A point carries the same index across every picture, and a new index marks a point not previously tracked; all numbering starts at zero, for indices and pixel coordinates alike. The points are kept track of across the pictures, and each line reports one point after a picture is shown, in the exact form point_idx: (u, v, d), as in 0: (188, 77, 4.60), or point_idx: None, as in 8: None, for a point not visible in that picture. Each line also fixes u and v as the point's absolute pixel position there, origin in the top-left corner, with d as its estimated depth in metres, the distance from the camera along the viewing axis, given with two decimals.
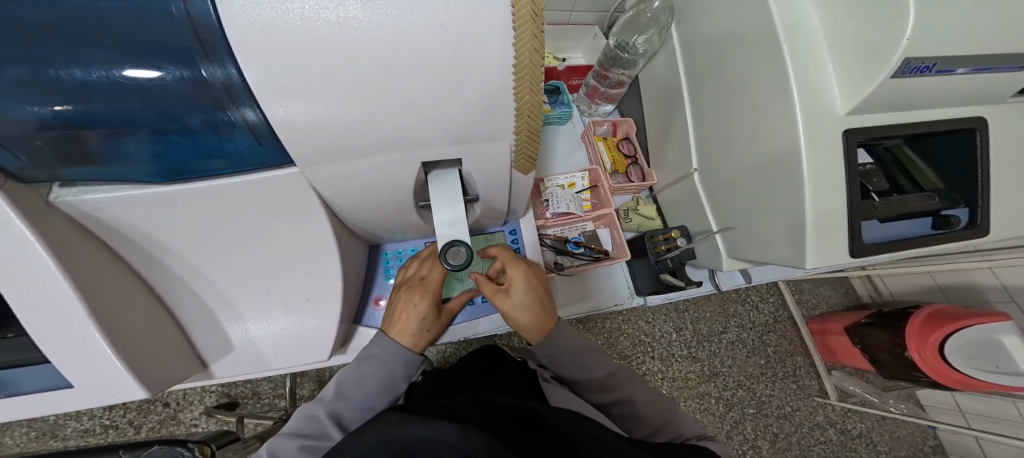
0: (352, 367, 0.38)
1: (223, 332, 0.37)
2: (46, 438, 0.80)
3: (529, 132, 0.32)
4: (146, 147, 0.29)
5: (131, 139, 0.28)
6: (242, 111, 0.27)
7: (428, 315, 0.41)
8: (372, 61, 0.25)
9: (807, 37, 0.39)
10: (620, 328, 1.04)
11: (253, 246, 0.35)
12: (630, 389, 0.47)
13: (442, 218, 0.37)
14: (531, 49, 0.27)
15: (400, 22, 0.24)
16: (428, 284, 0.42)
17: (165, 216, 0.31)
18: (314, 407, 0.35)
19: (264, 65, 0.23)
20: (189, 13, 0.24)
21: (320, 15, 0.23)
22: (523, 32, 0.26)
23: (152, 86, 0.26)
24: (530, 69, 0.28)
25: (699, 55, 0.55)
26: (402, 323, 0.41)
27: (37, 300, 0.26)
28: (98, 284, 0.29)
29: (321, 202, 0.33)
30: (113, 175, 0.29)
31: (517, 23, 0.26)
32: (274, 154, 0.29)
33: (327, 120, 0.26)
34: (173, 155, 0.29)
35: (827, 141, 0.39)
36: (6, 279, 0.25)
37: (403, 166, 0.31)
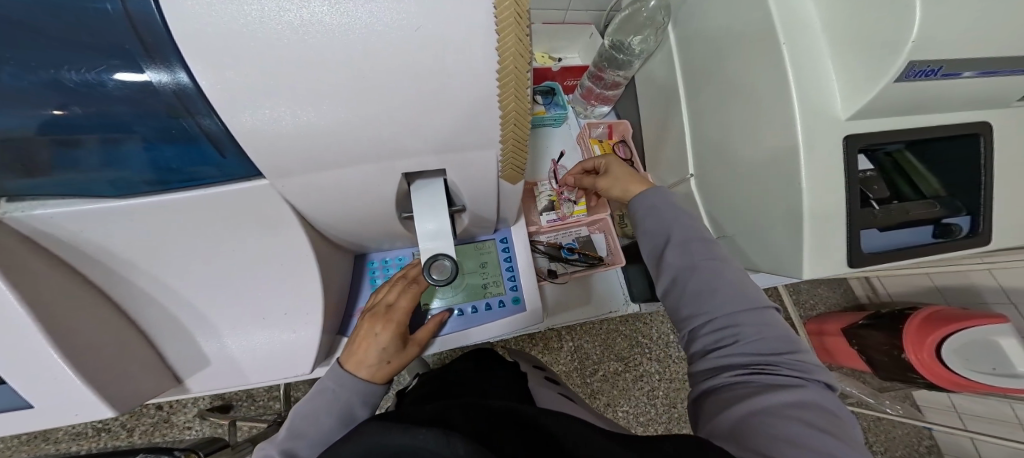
0: (304, 402, 0.36)
1: (196, 346, 0.36)
2: (39, 441, 0.79)
3: (516, 140, 0.31)
4: (140, 154, 0.28)
5: (125, 145, 0.27)
6: (196, 118, 0.25)
7: (389, 346, 0.39)
8: (342, 65, 0.23)
9: (806, 37, 0.38)
10: (618, 329, 1.11)
11: (225, 259, 0.33)
12: (714, 269, 0.38)
13: (426, 230, 0.35)
14: (516, 54, 0.25)
15: (372, 25, 0.22)
16: (394, 314, 0.40)
17: (126, 229, 0.30)
18: (267, 447, 0.32)
19: (226, 69, 0.22)
20: (131, 12, 0.22)
21: (283, 17, 0.21)
22: (506, 36, 0.25)
23: (101, 94, 0.25)
24: (515, 74, 0.26)
25: (696, 55, 0.54)
26: (361, 353, 0.38)
27: None
28: (51, 299, 0.27)
29: (296, 214, 0.32)
30: (69, 187, 0.28)
31: (500, 27, 0.24)
32: (240, 167, 0.28)
33: (303, 129, 0.25)
34: (166, 161, 0.28)
35: (827, 148, 0.37)
36: None
37: (384, 176, 0.30)
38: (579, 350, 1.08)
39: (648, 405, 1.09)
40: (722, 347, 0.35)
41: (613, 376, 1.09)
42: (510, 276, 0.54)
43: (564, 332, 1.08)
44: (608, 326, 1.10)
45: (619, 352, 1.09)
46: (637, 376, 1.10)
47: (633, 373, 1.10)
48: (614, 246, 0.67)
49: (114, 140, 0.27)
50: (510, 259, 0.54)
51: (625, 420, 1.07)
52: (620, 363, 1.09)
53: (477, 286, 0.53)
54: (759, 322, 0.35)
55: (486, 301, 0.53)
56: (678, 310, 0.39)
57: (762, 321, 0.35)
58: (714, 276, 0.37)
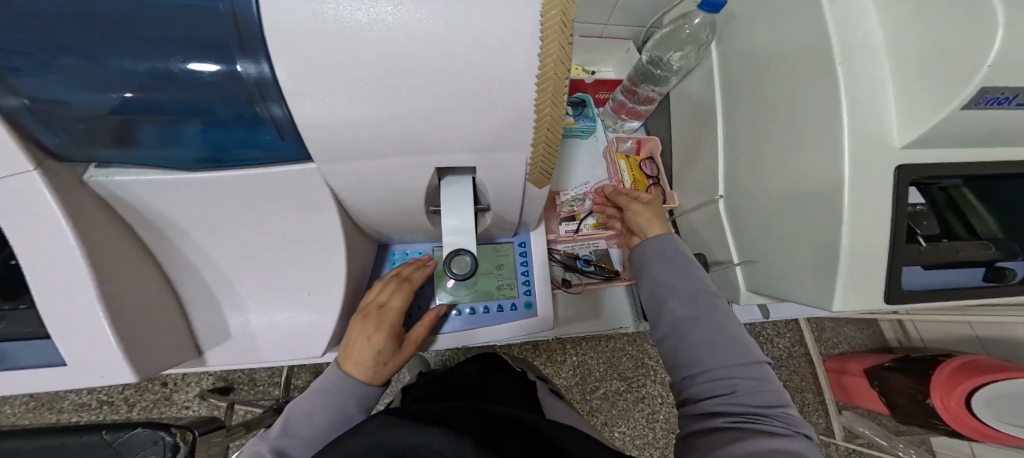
0: (305, 399, 0.37)
1: (222, 319, 0.37)
2: (44, 409, 0.83)
3: (547, 145, 0.31)
4: (200, 135, 0.28)
5: (187, 127, 0.27)
6: (266, 106, 0.26)
7: (384, 348, 0.38)
8: (401, 62, 0.24)
9: (869, 55, 0.36)
10: (624, 348, 1.09)
11: (263, 240, 0.34)
12: (717, 321, 0.38)
13: (450, 225, 0.36)
14: (557, 60, 0.26)
15: (435, 29, 0.23)
16: (386, 314, 0.39)
17: (182, 200, 0.31)
18: (258, 444, 0.33)
19: (294, 59, 0.23)
20: (238, 14, 0.24)
21: (355, 16, 0.23)
22: (553, 44, 0.26)
23: (194, 80, 0.26)
24: (554, 81, 0.27)
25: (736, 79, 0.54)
26: (355, 355, 0.37)
27: (52, 276, 0.26)
28: (110, 260, 0.29)
29: (333, 198, 0.32)
30: (134, 159, 0.28)
31: (544, 33, 0.25)
32: (294, 150, 0.28)
33: (350, 119, 0.25)
34: (225, 143, 0.29)
35: (876, 175, 0.36)
36: (33, 250, 0.26)
37: (416, 171, 0.31)
38: (582, 365, 1.06)
39: (646, 429, 1.06)
40: (715, 396, 0.35)
41: (614, 396, 1.06)
42: (524, 280, 0.53)
43: (568, 345, 1.06)
44: (614, 345, 1.08)
45: (622, 371, 1.07)
46: (639, 398, 1.07)
47: (635, 393, 1.07)
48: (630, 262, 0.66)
49: (178, 123, 0.27)
50: (526, 264, 0.53)
51: (621, 441, 1.04)
52: (622, 383, 1.07)
53: (490, 286, 0.53)
54: (756, 377, 0.35)
55: (499, 303, 0.53)
56: (675, 357, 0.39)
57: (759, 376, 0.35)
58: (717, 328, 0.38)
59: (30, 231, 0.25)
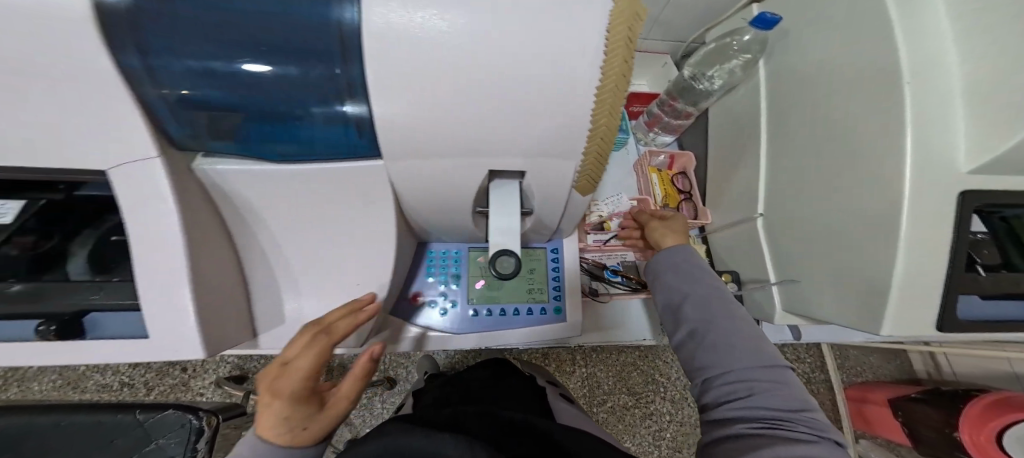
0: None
1: (279, 303, 0.39)
2: (68, 388, 0.88)
3: (598, 153, 0.33)
4: (253, 128, 0.30)
5: (239, 120, 0.30)
6: (354, 106, 0.28)
7: (293, 413, 0.30)
8: (482, 72, 0.26)
9: (937, 78, 0.35)
10: (635, 363, 1.07)
11: (325, 232, 0.36)
12: (732, 325, 0.39)
13: (497, 226, 0.37)
14: (619, 73, 0.28)
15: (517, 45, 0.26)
16: (286, 375, 0.30)
17: (266, 190, 0.33)
18: None
19: (390, 62, 0.25)
20: (346, 25, 0.26)
21: (444, 30, 0.25)
22: (618, 50, 0.27)
23: (268, 77, 0.28)
24: (613, 92, 0.29)
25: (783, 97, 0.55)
26: (264, 423, 0.31)
27: (153, 256, 0.28)
28: (201, 242, 0.31)
29: (392, 194, 0.34)
30: (230, 148, 0.31)
31: (609, 48, 0.27)
32: (366, 147, 0.30)
33: (429, 121, 0.27)
34: (277, 139, 0.31)
35: (940, 200, 0.35)
36: (139, 228, 0.28)
37: (473, 174, 0.33)
38: (591, 377, 1.05)
39: (652, 446, 1.05)
40: (734, 400, 0.35)
41: (621, 411, 1.05)
42: (556, 285, 0.54)
43: (578, 356, 1.05)
44: (625, 359, 1.07)
45: (632, 386, 1.06)
46: (648, 414, 1.06)
47: (643, 409, 1.06)
48: None
49: (232, 115, 0.29)
50: (558, 270, 0.54)
51: None
52: (631, 398, 1.05)
53: (521, 289, 0.54)
54: (777, 380, 0.35)
55: (529, 306, 0.53)
56: (692, 361, 0.40)
57: (779, 379, 0.35)
58: (732, 333, 0.39)
59: (138, 211, 0.27)
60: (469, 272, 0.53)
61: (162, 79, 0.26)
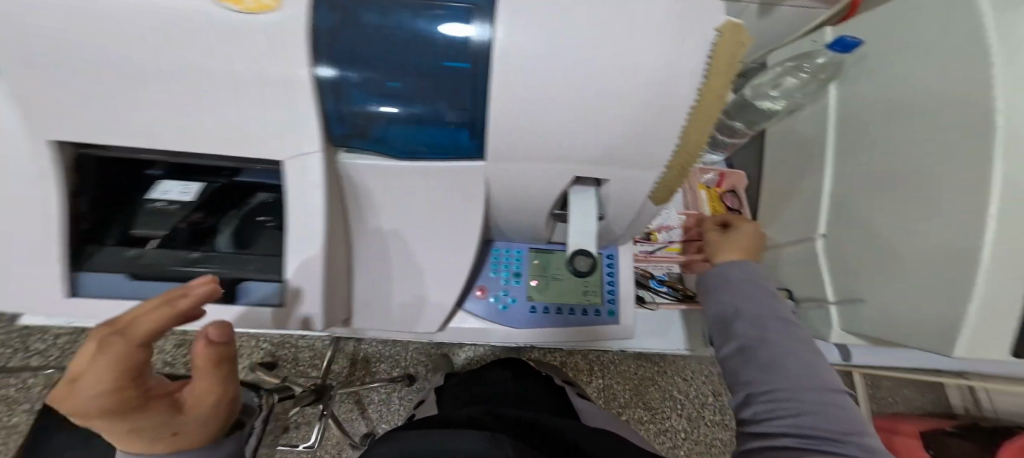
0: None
1: (378, 282, 0.47)
2: None
3: (681, 165, 0.37)
4: (408, 132, 0.36)
5: (396, 125, 0.35)
6: (474, 115, 0.34)
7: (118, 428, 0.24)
8: (598, 90, 0.31)
9: None
10: (652, 379, 1.13)
11: (424, 224, 0.44)
12: (784, 345, 0.40)
13: (578, 228, 0.41)
14: (715, 94, 0.32)
15: (627, 68, 0.30)
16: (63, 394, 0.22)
17: (387, 185, 0.40)
18: None
19: (533, 83, 0.31)
20: (479, 41, 0.30)
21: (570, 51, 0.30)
22: (723, 73, 0.31)
23: (427, 90, 0.34)
24: (705, 111, 0.33)
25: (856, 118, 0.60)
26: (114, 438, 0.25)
27: (300, 236, 0.36)
28: (334, 229, 0.39)
29: (486, 195, 0.42)
30: (376, 146, 0.37)
31: (710, 71, 0.30)
32: (475, 150, 0.37)
33: (543, 128, 0.33)
34: (425, 140, 0.37)
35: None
36: (295, 213, 0.35)
37: (560, 175, 0.40)
38: (607, 389, 1.12)
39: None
40: (780, 418, 0.36)
41: (637, 424, 1.11)
42: (609, 290, 0.56)
43: (595, 367, 1.13)
44: (641, 373, 1.13)
45: (648, 401, 1.12)
46: (663, 429, 1.12)
47: (659, 424, 1.12)
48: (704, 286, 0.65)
49: (393, 120, 0.35)
50: (612, 275, 0.56)
51: None
52: (646, 412, 1.11)
53: (576, 289, 0.56)
54: (828, 403, 0.36)
55: (583, 307, 0.55)
56: (740, 375, 0.41)
57: (830, 402, 0.36)
58: (785, 352, 0.39)
59: (294, 197, 0.35)
60: (528, 271, 0.57)
61: (339, 89, 0.31)
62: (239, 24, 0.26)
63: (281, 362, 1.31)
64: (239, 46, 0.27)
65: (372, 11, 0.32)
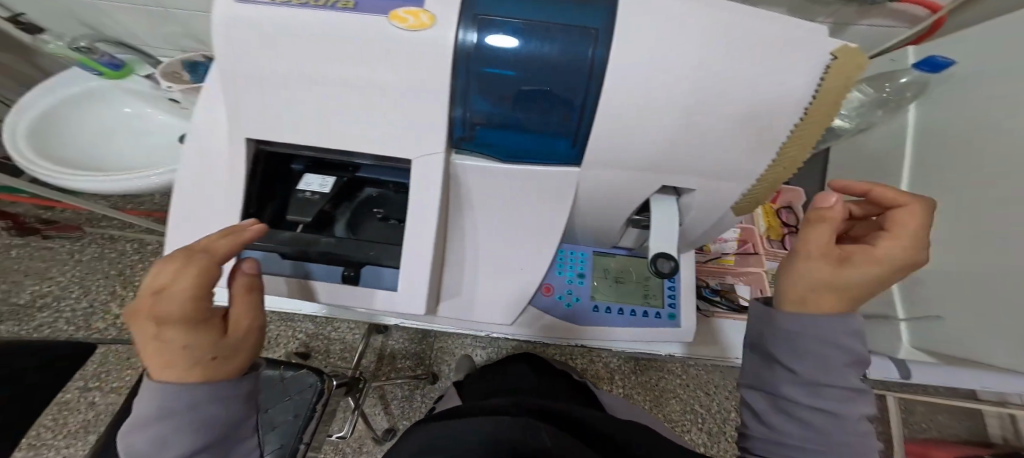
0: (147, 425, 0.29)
1: (463, 275, 0.50)
2: None
3: (773, 178, 0.42)
4: (517, 138, 0.42)
5: (510, 131, 0.41)
6: (577, 126, 0.39)
7: (177, 344, 0.28)
8: (704, 103, 0.35)
9: None
10: (674, 391, 1.17)
11: (516, 223, 0.48)
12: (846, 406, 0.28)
13: (662, 234, 0.44)
14: (823, 113, 0.37)
15: (733, 84, 0.35)
16: (163, 301, 0.28)
17: (489, 183, 0.45)
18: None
19: (647, 96, 0.35)
20: (593, 61, 0.36)
21: (680, 70, 0.34)
22: (842, 76, 0.35)
23: (540, 103, 0.39)
24: (808, 130, 0.37)
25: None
26: (155, 357, 0.29)
27: (417, 222, 0.42)
28: (442, 219, 0.45)
29: (574, 196, 0.46)
30: (486, 149, 0.44)
31: (822, 91, 0.35)
32: (572, 156, 0.43)
33: (656, 137, 0.38)
34: (530, 146, 0.43)
35: None
36: (414, 203, 0.42)
37: (650, 184, 0.44)
38: (627, 396, 1.16)
39: None
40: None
41: None
42: (670, 293, 0.58)
43: (616, 372, 1.19)
44: (661, 384, 1.18)
45: (669, 413, 1.14)
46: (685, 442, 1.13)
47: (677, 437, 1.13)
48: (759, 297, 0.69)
49: (507, 128, 0.41)
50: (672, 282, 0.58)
51: None
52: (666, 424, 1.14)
53: (636, 290, 0.58)
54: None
55: (644, 308, 0.57)
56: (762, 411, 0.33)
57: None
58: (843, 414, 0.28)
59: (416, 190, 0.42)
60: (593, 272, 0.59)
61: (466, 99, 0.39)
62: (402, 39, 0.34)
63: (314, 353, 1.36)
64: (400, 69, 0.35)
65: (501, 31, 0.36)
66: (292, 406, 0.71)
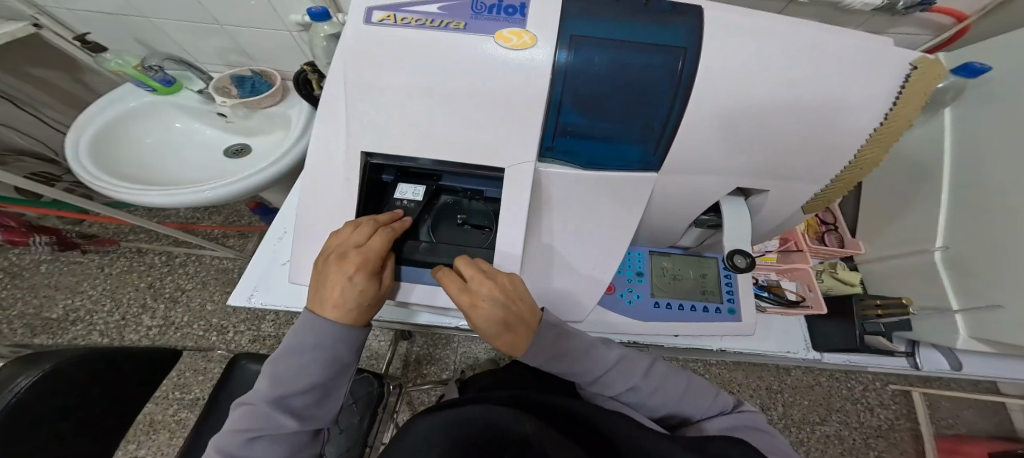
0: (281, 365, 0.41)
1: (540, 274, 0.51)
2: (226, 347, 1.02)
3: (846, 181, 0.45)
4: (602, 146, 0.45)
5: (595, 140, 0.45)
6: (659, 134, 0.42)
7: (362, 289, 0.41)
8: (790, 111, 0.39)
9: None
10: None
11: (596, 225, 0.50)
12: (665, 376, 0.47)
13: (734, 235, 0.48)
14: (903, 118, 0.39)
15: (820, 95, 0.38)
16: (368, 254, 0.40)
17: (574, 189, 0.48)
18: (260, 404, 0.40)
19: (734, 107, 0.38)
20: (682, 75, 0.38)
21: (770, 81, 0.38)
22: (923, 83, 0.38)
23: (628, 113, 0.42)
24: (886, 135, 0.41)
25: (973, 140, 0.71)
26: (338, 298, 0.41)
27: (511, 227, 0.45)
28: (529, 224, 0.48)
29: (650, 197, 0.49)
30: (569, 156, 0.47)
31: (901, 97, 0.39)
32: (651, 164, 0.46)
33: (739, 142, 0.41)
34: (613, 153, 0.46)
35: None
36: (508, 210, 0.45)
37: (723, 187, 0.47)
38: None
39: None
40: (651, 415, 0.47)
41: None
42: (728, 290, 0.59)
43: None
44: None
45: None
46: None
47: None
48: (808, 293, 0.73)
49: (592, 137, 0.44)
50: (729, 282, 0.59)
51: None
52: None
53: (694, 288, 0.59)
54: (695, 402, 0.47)
55: (704, 304, 0.58)
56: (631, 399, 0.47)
57: (702, 399, 0.47)
58: (668, 378, 0.47)
59: (511, 198, 0.44)
60: (651, 269, 0.61)
61: (558, 112, 0.42)
62: (504, 58, 0.38)
63: None
64: (508, 82, 0.38)
65: (598, 48, 0.39)
66: (355, 410, 0.75)
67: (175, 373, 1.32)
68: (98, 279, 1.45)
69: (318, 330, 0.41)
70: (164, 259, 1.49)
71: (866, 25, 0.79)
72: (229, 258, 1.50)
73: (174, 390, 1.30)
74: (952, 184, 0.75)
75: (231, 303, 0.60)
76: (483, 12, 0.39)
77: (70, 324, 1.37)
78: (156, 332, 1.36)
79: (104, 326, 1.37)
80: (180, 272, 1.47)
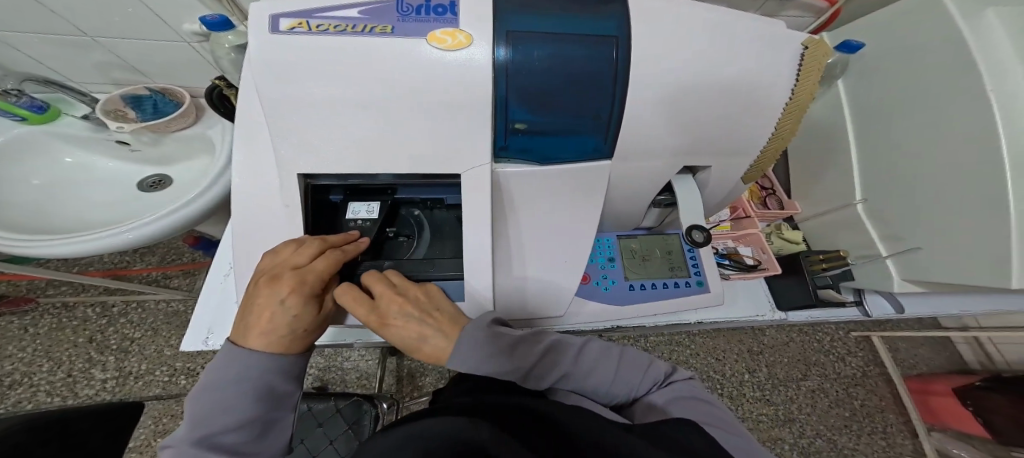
0: (207, 398, 0.34)
1: (512, 275, 0.50)
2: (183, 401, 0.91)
3: (772, 152, 0.49)
4: (555, 140, 0.45)
5: (545, 135, 0.45)
6: (603, 120, 0.43)
7: (298, 314, 0.38)
8: (713, 86, 0.41)
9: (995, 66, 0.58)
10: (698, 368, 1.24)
11: (560, 218, 0.50)
12: (603, 358, 0.43)
13: (689, 210, 0.50)
14: (808, 92, 0.44)
15: (736, 70, 0.41)
16: (307, 276, 0.38)
17: (534, 185, 0.48)
18: (179, 448, 0.32)
19: (663, 88, 0.40)
20: (616, 61, 0.40)
21: (691, 61, 0.40)
22: (816, 61, 0.43)
23: (574, 106, 0.42)
24: (798, 107, 0.45)
25: (866, 100, 0.80)
26: (267, 323, 0.37)
27: (475, 231, 0.44)
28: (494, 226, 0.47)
29: (609, 183, 0.50)
30: (524, 154, 0.47)
31: (803, 73, 0.43)
32: (603, 152, 0.47)
33: (676, 121, 0.43)
34: (565, 147, 0.46)
35: None
36: (471, 214, 0.43)
37: (671, 167, 0.49)
38: None
39: None
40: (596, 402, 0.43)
41: None
42: (693, 263, 0.61)
43: None
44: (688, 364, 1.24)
45: None
46: None
47: None
48: (763, 256, 0.78)
49: (542, 133, 0.44)
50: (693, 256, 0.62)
51: None
52: None
53: (662, 266, 0.61)
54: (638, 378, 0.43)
55: (674, 280, 0.60)
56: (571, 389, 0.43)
57: (645, 374, 0.43)
58: (604, 359, 0.43)
59: (470, 202, 0.43)
60: (621, 254, 0.63)
61: (505, 111, 0.42)
62: (441, 58, 0.37)
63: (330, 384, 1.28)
64: (448, 83, 0.38)
65: (535, 44, 0.39)
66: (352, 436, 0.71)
67: (150, 420, 1.16)
68: (23, 340, 1.25)
69: (252, 356, 0.36)
70: (100, 311, 1.32)
71: (762, 9, 0.87)
72: (173, 300, 1.35)
73: (155, 438, 1.15)
74: (858, 140, 0.82)
75: (184, 350, 0.55)
76: (411, 14, 0.39)
77: (7, 389, 1.18)
78: (113, 384, 1.21)
79: (49, 386, 1.19)
80: (123, 322, 1.30)
